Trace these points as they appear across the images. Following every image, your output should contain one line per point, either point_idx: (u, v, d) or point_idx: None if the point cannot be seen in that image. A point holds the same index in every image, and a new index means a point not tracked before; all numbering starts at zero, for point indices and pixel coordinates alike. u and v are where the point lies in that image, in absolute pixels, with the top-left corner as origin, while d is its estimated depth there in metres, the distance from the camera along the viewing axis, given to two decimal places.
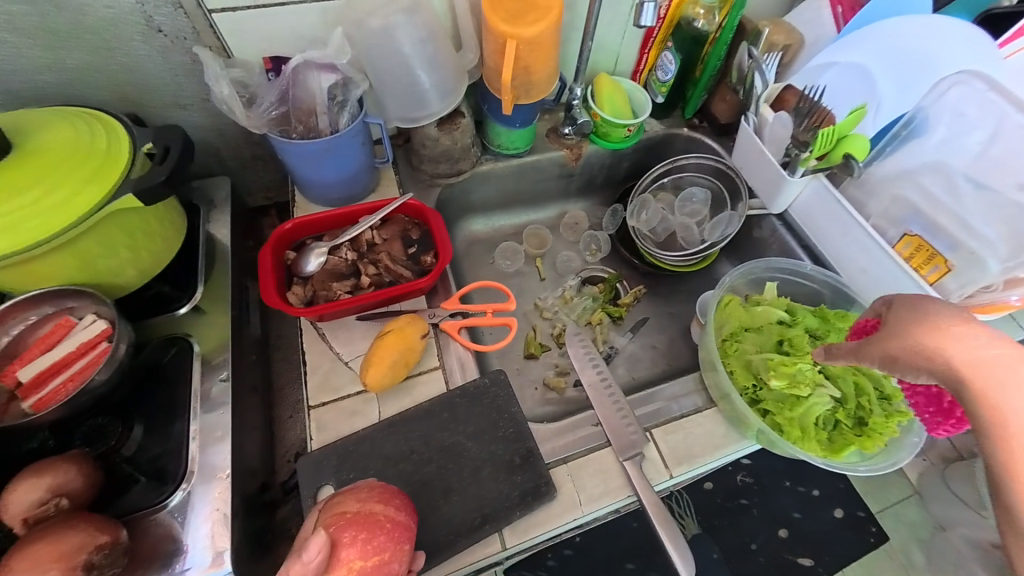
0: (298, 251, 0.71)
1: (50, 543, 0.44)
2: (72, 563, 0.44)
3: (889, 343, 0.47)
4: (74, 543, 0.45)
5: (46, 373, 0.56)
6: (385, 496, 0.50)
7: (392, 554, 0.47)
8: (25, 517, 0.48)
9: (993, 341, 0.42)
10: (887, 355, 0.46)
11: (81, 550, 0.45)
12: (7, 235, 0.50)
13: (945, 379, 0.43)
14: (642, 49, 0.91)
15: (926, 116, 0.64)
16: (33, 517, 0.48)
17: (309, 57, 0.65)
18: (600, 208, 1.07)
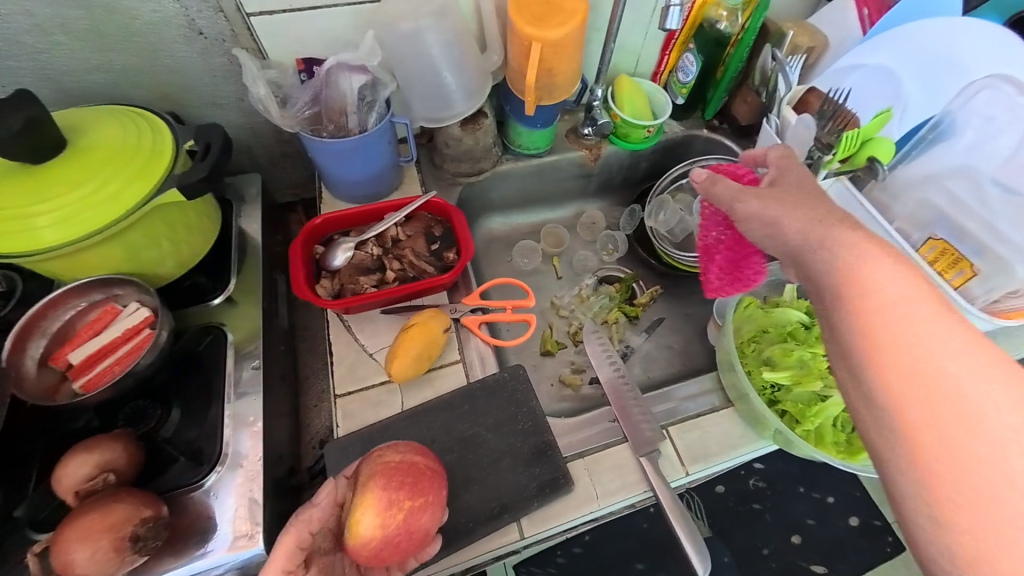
0: (326, 245, 0.74)
1: (102, 514, 0.48)
2: (120, 533, 0.48)
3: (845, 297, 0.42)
4: (123, 515, 0.49)
5: (95, 355, 0.60)
6: (423, 450, 0.56)
7: (433, 497, 0.52)
8: (76, 490, 0.52)
9: (922, 301, 0.38)
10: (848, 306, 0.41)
11: (129, 522, 0.49)
12: (64, 226, 0.54)
13: (893, 352, 0.38)
14: (663, 51, 0.91)
15: (954, 119, 0.63)
16: (83, 490, 0.52)
17: (341, 58, 0.67)
18: (617, 208, 1.08)
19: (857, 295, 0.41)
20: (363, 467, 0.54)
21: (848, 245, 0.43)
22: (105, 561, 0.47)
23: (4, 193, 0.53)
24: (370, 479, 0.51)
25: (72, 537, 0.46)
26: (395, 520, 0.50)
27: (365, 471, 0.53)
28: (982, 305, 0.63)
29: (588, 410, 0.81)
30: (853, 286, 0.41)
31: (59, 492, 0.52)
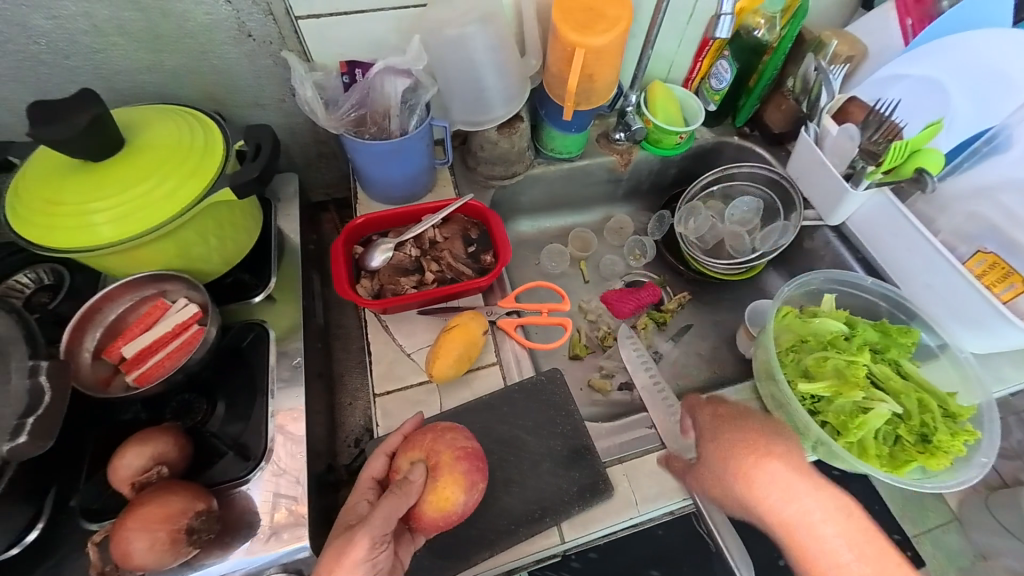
0: (365, 246, 0.75)
1: (160, 506, 0.51)
2: (176, 525, 0.51)
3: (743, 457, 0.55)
4: (178, 506, 0.51)
5: (145, 350, 0.61)
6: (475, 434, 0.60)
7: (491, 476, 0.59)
8: (133, 481, 0.54)
9: (804, 490, 0.51)
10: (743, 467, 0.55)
11: (185, 514, 0.51)
12: (125, 223, 0.55)
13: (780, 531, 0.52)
14: (696, 57, 0.91)
15: (1010, 133, 0.64)
16: (139, 482, 0.54)
17: (389, 62, 0.69)
18: (645, 213, 1.08)
19: (742, 491, 0.53)
20: (438, 449, 0.56)
21: (733, 451, 0.56)
22: (163, 550, 0.50)
23: (70, 190, 0.55)
24: (455, 460, 0.55)
25: (134, 526, 0.50)
26: (472, 495, 0.55)
27: (443, 453, 0.56)
28: None
29: (618, 415, 0.82)
30: (739, 482, 0.54)
31: (115, 483, 0.55)
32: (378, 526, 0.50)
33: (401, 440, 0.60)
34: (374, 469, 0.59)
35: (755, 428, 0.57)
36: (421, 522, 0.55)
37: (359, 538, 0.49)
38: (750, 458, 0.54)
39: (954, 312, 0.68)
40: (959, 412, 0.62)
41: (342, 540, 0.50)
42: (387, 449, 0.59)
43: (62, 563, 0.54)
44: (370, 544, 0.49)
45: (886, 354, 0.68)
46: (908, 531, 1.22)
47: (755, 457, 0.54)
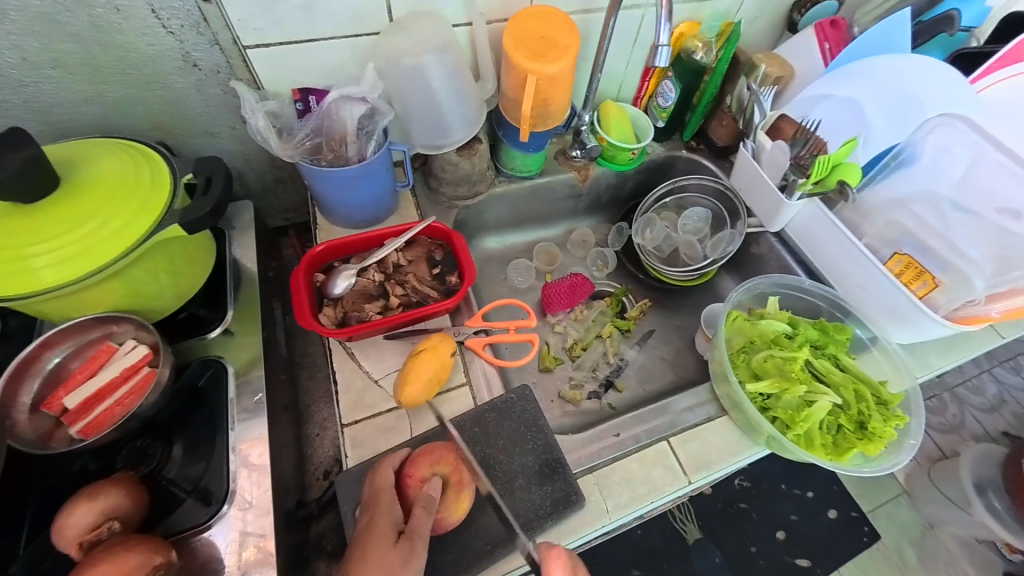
0: (327, 273, 0.74)
1: (113, 565, 0.48)
2: None
3: None
4: (135, 563, 0.48)
5: (91, 398, 0.58)
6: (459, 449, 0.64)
7: None
8: (81, 541, 0.51)
9: None
10: None
11: (142, 570, 0.49)
12: (63, 267, 0.53)
13: None
14: (643, 78, 0.97)
15: (915, 150, 0.71)
16: (88, 541, 0.51)
17: (344, 91, 0.69)
18: (605, 226, 1.12)
19: None
20: (459, 465, 0.60)
21: None
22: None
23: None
24: (471, 478, 0.60)
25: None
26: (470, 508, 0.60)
27: (465, 469, 0.60)
28: (947, 312, 0.70)
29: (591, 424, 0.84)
30: None
31: (60, 544, 0.51)
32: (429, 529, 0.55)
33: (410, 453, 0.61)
34: (385, 478, 0.58)
35: None
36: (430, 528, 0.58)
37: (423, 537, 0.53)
38: None
39: (879, 309, 0.74)
40: (889, 399, 0.67)
41: (403, 548, 0.52)
42: (395, 461, 0.60)
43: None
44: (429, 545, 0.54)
45: (826, 350, 0.73)
46: (864, 507, 1.35)
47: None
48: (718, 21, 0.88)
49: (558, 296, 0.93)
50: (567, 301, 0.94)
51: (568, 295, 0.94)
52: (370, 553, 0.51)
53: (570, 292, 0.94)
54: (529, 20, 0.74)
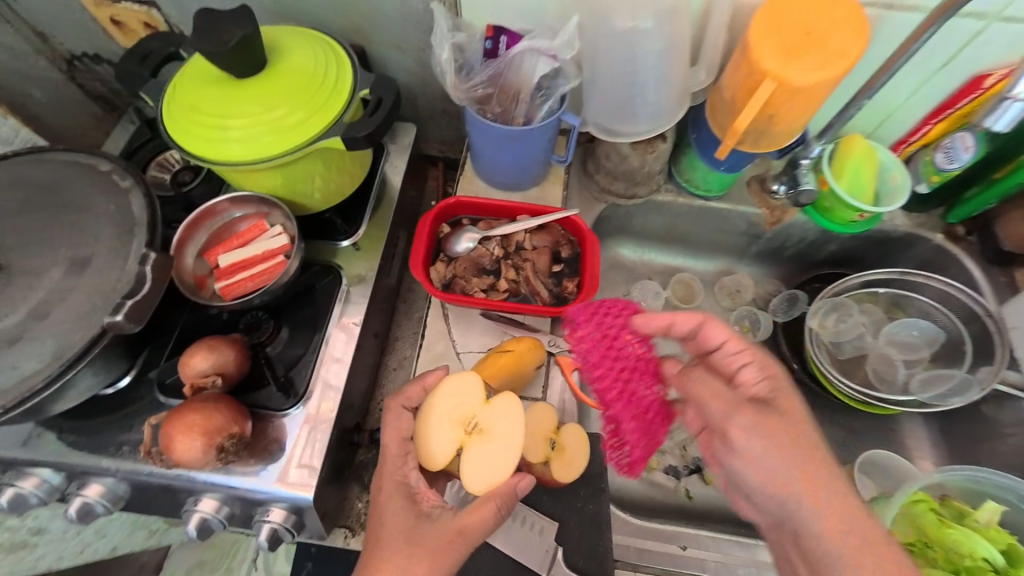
0: (453, 227, 0.72)
1: (202, 417, 0.54)
2: (212, 440, 0.54)
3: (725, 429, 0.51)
4: (217, 424, 0.54)
5: (235, 265, 0.65)
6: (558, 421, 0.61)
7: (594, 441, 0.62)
8: (193, 383, 0.58)
9: (769, 455, 0.48)
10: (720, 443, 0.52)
11: (220, 432, 0.54)
12: (247, 146, 0.60)
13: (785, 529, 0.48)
14: (926, 120, 0.71)
15: None
16: (197, 385, 0.59)
17: (535, 44, 0.61)
18: (773, 282, 0.89)
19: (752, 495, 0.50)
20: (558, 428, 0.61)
21: (755, 443, 0.48)
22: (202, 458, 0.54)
23: (210, 100, 0.60)
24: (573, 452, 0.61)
25: (175, 430, 0.53)
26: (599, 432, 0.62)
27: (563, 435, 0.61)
28: None
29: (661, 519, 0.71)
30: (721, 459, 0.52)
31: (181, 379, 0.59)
32: (503, 489, 0.54)
33: (420, 394, 0.59)
34: (398, 429, 0.57)
35: (769, 415, 0.50)
36: (483, 467, 0.56)
37: (440, 530, 0.51)
38: (716, 410, 0.52)
39: None
40: None
41: (393, 538, 0.51)
42: (407, 403, 0.58)
43: (139, 411, 0.64)
44: (498, 511, 0.52)
45: None
46: None
47: (722, 401, 0.52)
48: None
49: (599, 361, 0.59)
50: (607, 374, 0.59)
51: (608, 359, 0.59)
52: (385, 552, 0.50)
53: (614, 346, 0.59)
54: (795, 5, 0.54)
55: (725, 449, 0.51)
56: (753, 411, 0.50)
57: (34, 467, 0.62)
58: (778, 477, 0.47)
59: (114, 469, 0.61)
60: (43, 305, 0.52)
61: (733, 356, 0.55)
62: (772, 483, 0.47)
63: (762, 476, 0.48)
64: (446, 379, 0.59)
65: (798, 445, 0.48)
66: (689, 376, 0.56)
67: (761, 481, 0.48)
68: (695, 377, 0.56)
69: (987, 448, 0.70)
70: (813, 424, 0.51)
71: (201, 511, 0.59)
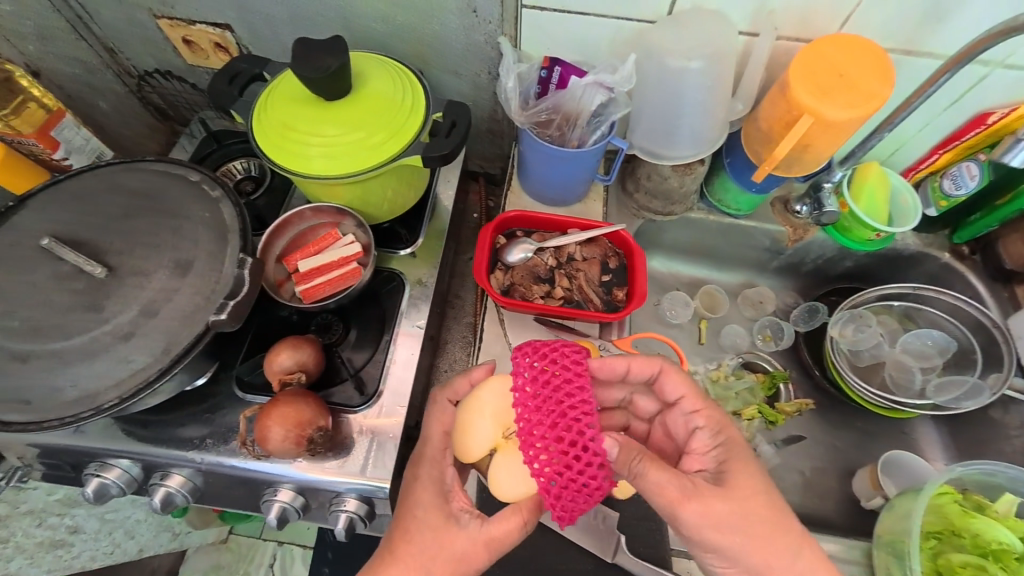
0: (508, 238, 0.77)
1: (292, 410, 0.59)
2: (303, 432, 0.59)
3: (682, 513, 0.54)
4: (307, 417, 0.59)
5: (312, 271, 0.70)
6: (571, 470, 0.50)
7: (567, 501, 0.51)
8: (280, 379, 0.63)
9: (732, 515, 0.53)
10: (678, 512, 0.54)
11: (308, 424, 0.59)
12: (331, 162, 0.65)
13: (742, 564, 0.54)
14: (935, 149, 0.79)
15: None
16: (282, 380, 0.63)
17: (599, 78, 0.68)
18: (793, 295, 0.96)
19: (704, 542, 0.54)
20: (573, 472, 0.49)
21: (710, 513, 0.53)
22: (291, 446, 0.59)
23: (300, 119, 0.66)
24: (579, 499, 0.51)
25: (270, 420, 0.58)
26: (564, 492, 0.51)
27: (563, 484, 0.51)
28: None
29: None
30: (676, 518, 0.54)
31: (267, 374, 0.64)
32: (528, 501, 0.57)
33: (467, 391, 0.64)
34: (443, 421, 0.63)
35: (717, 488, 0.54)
36: (513, 475, 0.57)
37: (467, 534, 0.56)
38: (678, 491, 0.53)
39: None
40: None
41: (429, 525, 0.57)
42: (452, 397, 0.63)
43: (218, 404, 0.68)
44: (522, 524, 0.57)
45: None
46: None
47: (678, 483, 0.53)
48: None
49: (530, 406, 0.51)
50: (534, 428, 0.50)
51: (541, 407, 0.51)
52: (414, 539, 0.56)
53: (558, 388, 0.51)
54: (828, 49, 0.61)
55: (689, 514, 0.54)
56: (703, 494, 0.53)
57: (117, 459, 0.66)
58: (738, 530, 0.53)
59: (197, 460, 0.65)
60: (152, 303, 0.56)
61: (688, 415, 0.63)
62: (730, 535, 0.53)
63: (720, 534, 0.53)
64: (493, 378, 0.61)
65: (747, 519, 0.54)
66: (651, 465, 0.53)
67: (726, 558, 0.54)
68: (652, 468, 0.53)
69: (992, 448, 0.77)
70: (763, 477, 0.58)
71: (281, 500, 0.64)
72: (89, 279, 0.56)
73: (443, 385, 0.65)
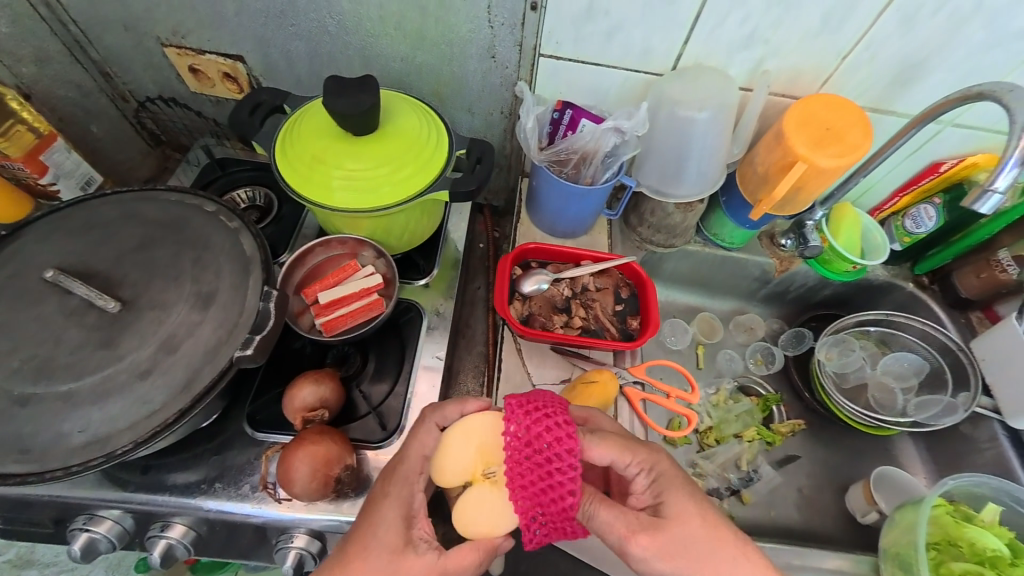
0: (524, 269, 0.80)
1: (319, 449, 0.57)
2: (330, 471, 0.57)
3: (628, 545, 0.52)
4: (334, 455, 0.58)
5: (332, 302, 0.69)
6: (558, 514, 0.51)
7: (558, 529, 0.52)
8: (302, 416, 0.61)
9: (673, 544, 0.52)
10: (621, 544, 0.53)
11: (335, 463, 0.57)
12: (358, 195, 0.66)
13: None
14: (896, 192, 0.89)
15: None
16: (305, 416, 0.62)
17: (616, 123, 0.73)
18: (780, 321, 1.03)
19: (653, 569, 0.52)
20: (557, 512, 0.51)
21: (652, 540, 0.52)
22: (316, 487, 0.57)
23: (327, 151, 0.67)
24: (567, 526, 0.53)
25: (295, 460, 0.56)
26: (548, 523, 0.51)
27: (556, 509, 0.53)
28: None
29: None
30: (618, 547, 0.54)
31: (287, 409, 0.62)
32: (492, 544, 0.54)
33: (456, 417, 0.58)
34: (424, 445, 0.56)
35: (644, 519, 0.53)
36: (480, 516, 0.52)
37: (423, 562, 0.51)
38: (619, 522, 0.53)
39: None
40: None
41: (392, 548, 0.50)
42: (441, 422, 0.57)
43: (228, 443, 0.64)
44: (479, 562, 0.53)
45: None
46: None
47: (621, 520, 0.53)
48: None
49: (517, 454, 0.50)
50: (529, 489, 0.49)
51: (537, 477, 0.49)
52: (366, 563, 0.49)
53: (549, 452, 0.50)
54: (816, 105, 0.70)
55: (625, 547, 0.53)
56: (646, 533, 0.52)
57: (106, 510, 0.60)
58: (683, 548, 0.52)
59: (201, 507, 0.61)
60: (171, 338, 0.53)
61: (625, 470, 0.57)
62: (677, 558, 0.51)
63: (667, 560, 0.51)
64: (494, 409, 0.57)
65: (693, 549, 0.52)
66: (603, 506, 0.54)
67: None
68: (602, 507, 0.54)
69: (968, 461, 0.84)
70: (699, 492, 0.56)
71: (296, 547, 0.60)
72: (102, 314, 0.52)
73: (432, 406, 0.59)
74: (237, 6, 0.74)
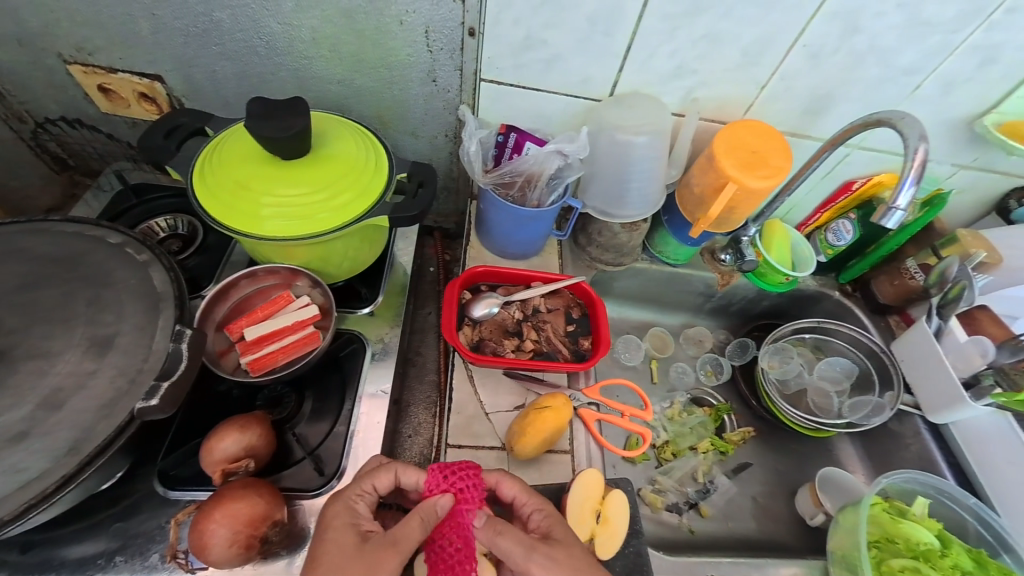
0: (473, 293, 0.78)
1: (242, 507, 0.51)
2: (256, 531, 0.51)
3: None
4: (260, 513, 0.51)
5: (262, 338, 0.63)
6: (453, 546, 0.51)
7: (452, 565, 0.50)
8: (223, 469, 0.55)
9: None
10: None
11: (262, 522, 0.51)
12: (288, 223, 0.61)
13: None
14: (818, 209, 0.97)
15: None
16: (226, 470, 0.55)
17: (559, 147, 0.74)
18: (725, 333, 1.07)
19: None
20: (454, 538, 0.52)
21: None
22: (237, 551, 0.51)
23: (254, 177, 0.62)
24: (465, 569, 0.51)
25: (213, 522, 0.50)
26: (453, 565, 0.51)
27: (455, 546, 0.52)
28: None
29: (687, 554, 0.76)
30: None
31: (206, 462, 0.55)
32: None
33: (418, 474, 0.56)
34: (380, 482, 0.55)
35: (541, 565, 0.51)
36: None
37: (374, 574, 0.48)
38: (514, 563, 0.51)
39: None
40: None
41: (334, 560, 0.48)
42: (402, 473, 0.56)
43: (134, 506, 0.56)
44: None
45: None
46: None
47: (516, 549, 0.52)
48: (931, 184, 0.89)
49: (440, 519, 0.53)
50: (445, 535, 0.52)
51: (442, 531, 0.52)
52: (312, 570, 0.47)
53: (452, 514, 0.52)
54: (742, 131, 0.74)
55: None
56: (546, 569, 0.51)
57: None
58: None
59: None
60: (56, 394, 0.46)
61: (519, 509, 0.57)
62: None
63: None
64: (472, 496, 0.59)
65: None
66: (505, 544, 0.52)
67: None
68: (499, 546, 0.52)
69: (898, 456, 0.89)
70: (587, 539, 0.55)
71: None
72: None
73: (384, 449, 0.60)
74: (152, 23, 0.69)
